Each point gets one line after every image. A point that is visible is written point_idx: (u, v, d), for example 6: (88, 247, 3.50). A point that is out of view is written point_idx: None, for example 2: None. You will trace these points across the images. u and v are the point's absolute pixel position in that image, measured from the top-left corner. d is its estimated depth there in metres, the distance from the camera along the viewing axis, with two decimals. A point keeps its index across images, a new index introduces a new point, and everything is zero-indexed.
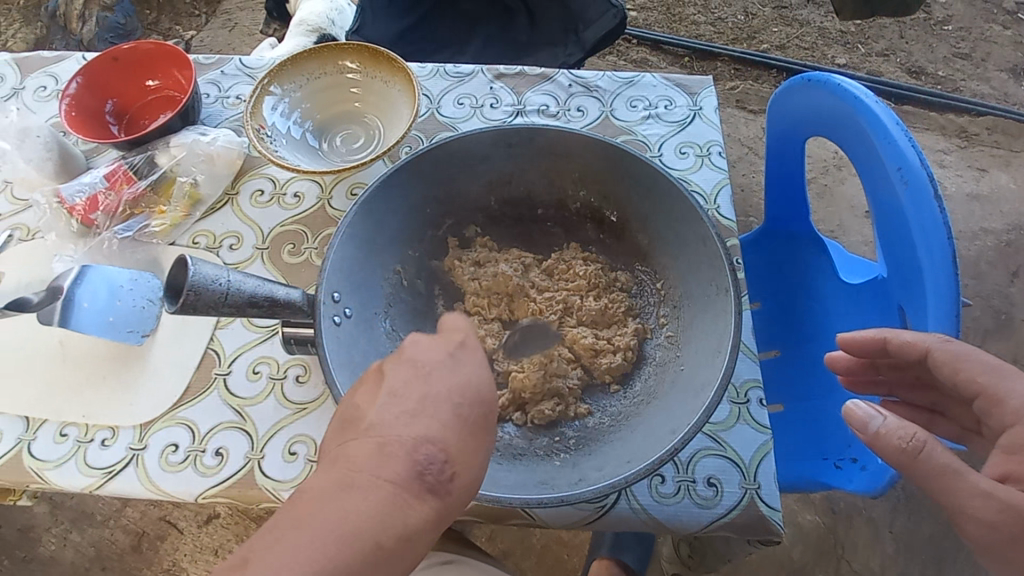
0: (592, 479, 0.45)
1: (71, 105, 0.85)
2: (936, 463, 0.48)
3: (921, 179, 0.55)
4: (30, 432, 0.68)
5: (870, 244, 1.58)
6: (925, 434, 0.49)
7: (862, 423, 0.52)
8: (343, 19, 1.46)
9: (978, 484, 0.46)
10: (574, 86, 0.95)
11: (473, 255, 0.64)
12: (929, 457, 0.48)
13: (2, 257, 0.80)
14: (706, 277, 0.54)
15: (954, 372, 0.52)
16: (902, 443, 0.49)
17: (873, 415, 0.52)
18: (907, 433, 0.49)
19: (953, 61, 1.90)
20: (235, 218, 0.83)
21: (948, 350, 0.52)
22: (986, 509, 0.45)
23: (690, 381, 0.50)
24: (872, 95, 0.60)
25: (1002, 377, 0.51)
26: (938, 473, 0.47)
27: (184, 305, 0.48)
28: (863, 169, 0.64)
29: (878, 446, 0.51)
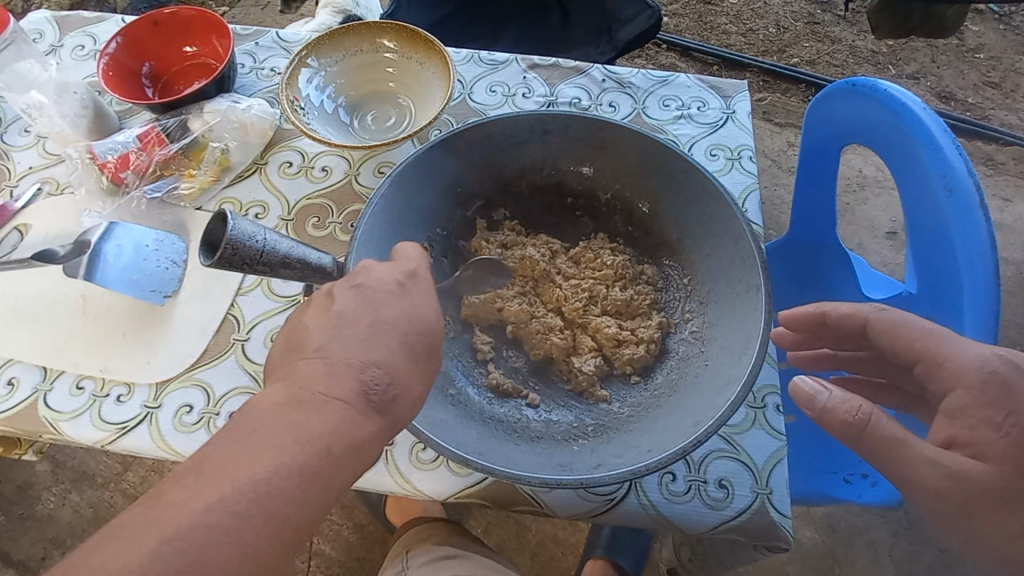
0: (612, 466, 0.44)
1: (108, 64, 0.86)
2: (882, 435, 0.48)
3: (968, 187, 0.55)
4: (47, 382, 0.69)
5: (888, 266, 1.56)
6: (869, 405, 0.49)
7: (809, 398, 0.51)
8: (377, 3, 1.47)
9: (924, 452, 0.47)
10: (607, 81, 0.94)
11: (502, 237, 0.63)
12: (876, 428, 0.48)
13: (32, 211, 0.81)
14: (737, 276, 0.53)
15: (892, 340, 0.54)
16: (849, 417, 0.49)
17: (820, 390, 0.51)
18: (854, 407, 0.49)
19: (984, 89, 1.88)
20: (262, 188, 0.83)
21: (883, 318, 0.55)
22: (932, 477, 0.46)
23: (715, 377, 0.49)
24: (918, 101, 0.60)
25: (942, 340, 0.51)
26: (888, 443, 0.48)
27: (222, 259, 0.49)
28: (899, 177, 0.64)
29: (825, 421, 0.50)
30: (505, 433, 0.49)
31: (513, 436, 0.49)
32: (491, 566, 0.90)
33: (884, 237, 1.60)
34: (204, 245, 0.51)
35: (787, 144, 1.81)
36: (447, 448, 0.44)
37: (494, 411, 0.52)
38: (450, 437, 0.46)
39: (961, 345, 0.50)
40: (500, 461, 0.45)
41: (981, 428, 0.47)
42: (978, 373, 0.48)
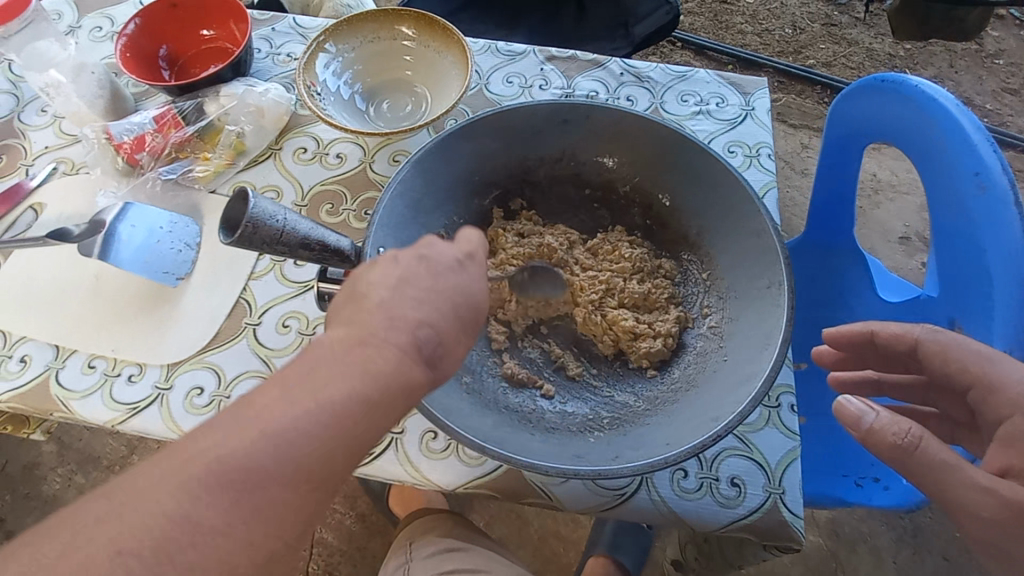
0: (629, 458, 0.44)
1: (126, 45, 0.86)
2: (932, 459, 0.46)
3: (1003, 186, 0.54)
4: (59, 360, 0.69)
5: (900, 271, 1.55)
6: (919, 428, 0.48)
7: (854, 418, 0.50)
8: None
9: (978, 479, 0.45)
10: (625, 75, 0.93)
11: (519, 226, 0.62)
12: (925, 453, 0.47)
13: (47, 189, 0.81)
14: (758, 271, 0.53)
15: (944, 363, 0.54)
16: (897, 438, 0.47)
17: (866, 411, 0.50)
18: (903, 428, 0.48)
19: (1002, 95, 1.85)
20: (277, 173, 0.83)
21: (935, 340, 0.55)
22: (984, 506, 0.45)
23: (734, 372, 0.49)
24: (949, 97, 0.59)
25: (994, 364, 0.51)
26: (936, 470, 0.46)
27: (241, 237, 0.49)
28: (927, 177, 0.63)
29: (871, 442, 0.49)
30: (519, 423, 0.49)
31: (528, 426, 0.49)
32: (493, 562, 0.89)
33: (897, 242, 1.59)
34: (224, 224, 0.50)
35: (801, 146, 1.79)
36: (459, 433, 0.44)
37: (507, 400, 0.52)
38: (466, 424, 0.46)
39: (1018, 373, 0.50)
40: (516, 450, 0.44)
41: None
42: None
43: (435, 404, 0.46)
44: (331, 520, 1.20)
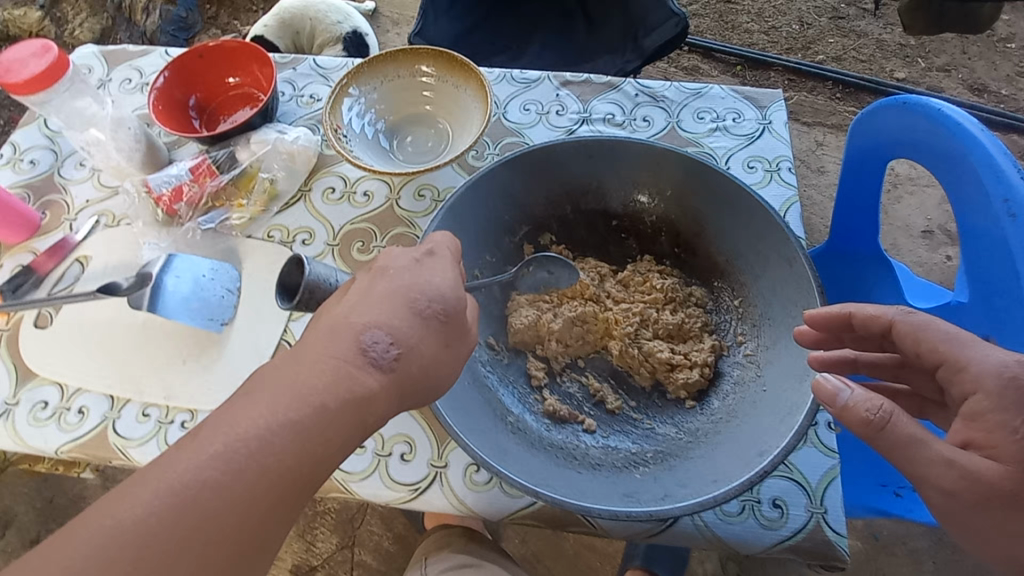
0: (679, 496, 0.45)
1: (158, 97, 0.89)
2: (900, 435, 0.44)
3: None
4: (114, 410, 0.72)
5: (924, 266, 1.53)
6: (892, 404, 0.45)
7: (830, 396, 0.46)
8: (337, 12, 1.41)
9: (941, 452, 0.44)
10: (640, 95, 0.94)
11: (558, 293, 0.62)
12: (895, 428, 0.44)
13: (90, 243, 0.85)
14: (791, 299, 0.54)
15: (915, 343, 0.50)
16: (871, 415, 0.44)
17: (842, 387, 0.46)
18: (876, 405, 0.44)
19: (1018, 79, 1.82)
20: (308, 214, 0.85)
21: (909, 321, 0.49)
22: (946, 477, 0.43)
23: (775, 404, 0.49)
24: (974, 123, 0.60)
25: (965, 345, 0.47)
26: (903, 444, 0.44)
27: (299, 302, 0.53)
28: (954, 197, 0.63)
29: (844, 420, 0.45)
30: (566, 461, 0.50)
31: (573, 464, 0.50)
32: None
33: (919, 236, 1.57)
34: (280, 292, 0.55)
35: (814, 144, 1.78)
36: (513, 478, 0.45)
37: (551, 437, 0.53)
38: (517, 467, 0.47)
39: (983, 351, 0.47)
40: (566, 492, 0.45)
41: (996, 431, 0.44)
42: (997, 379, 0.45)
43: (485, 448, 0.48)
44: (369, 542, 1.23)
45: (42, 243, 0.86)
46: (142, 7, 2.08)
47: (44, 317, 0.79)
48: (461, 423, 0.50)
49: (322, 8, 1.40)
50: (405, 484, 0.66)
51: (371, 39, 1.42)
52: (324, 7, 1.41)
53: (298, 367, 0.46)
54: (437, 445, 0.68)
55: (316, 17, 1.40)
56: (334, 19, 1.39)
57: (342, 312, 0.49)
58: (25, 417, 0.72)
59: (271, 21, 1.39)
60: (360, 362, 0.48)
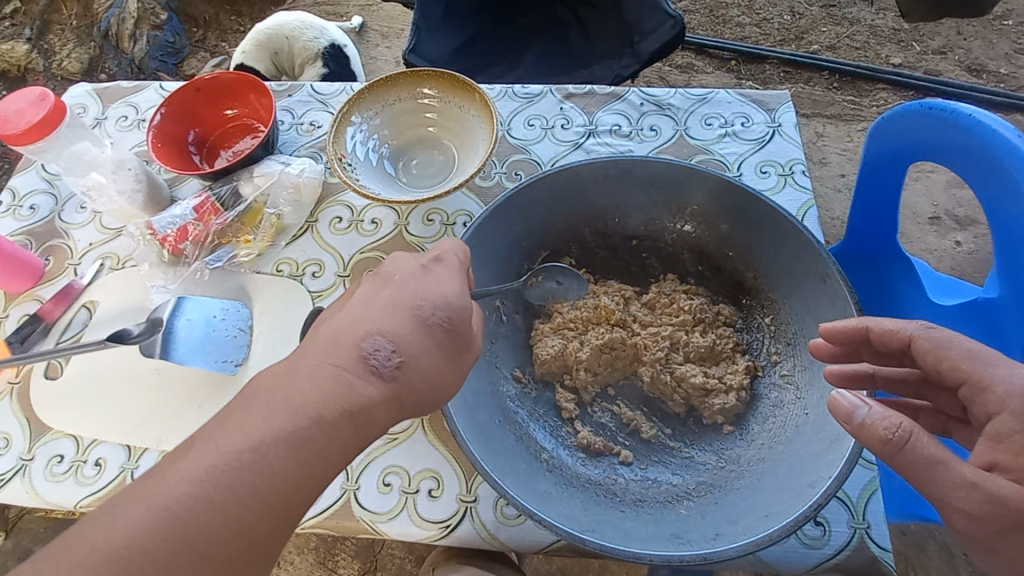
0: (732, 536, 0.43)
1: (157, 135, 0.87)
2: (919, 456, 0.40)
3: None
4: (132, 459, 0.70)
5: (936, 253, 1.51)
6: (912, 423, 0.41)
7: (846, 413, 0.43)
8: (310, 25, 1.35)
9: (963, 474, 0.39)
10: (645, 104, 0.93)
11: (568, 303, 0.62)
12: (913, 449, 0.40)
13: (98, 287, 0.83)
14: (827, 316, 0.52)
15: (935, 361, 0.44)
16: (888, 433, 0.41)
17: (859, 405, 0.43)
18: (893, 423, 0.41)
19: (1016, 58, 1.81)
20: (316, 245, 0.84)
21: (930, 338, 0.45)
22: (969, 500, 0.38)
23: (819, 430, 0.48)
24: (1009, 126, 0.57)
25: (988, 364, 0.42)
26: (920, 467, 0.40)
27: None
28: (990, 201, 0.60)
29: (861, 438, 0.42)
30: (607, 499, 0.49)
31: (615, 502, 0.48)
32: None
33: (927, 223, 1.55)
34: None
35: (815, 135, 1.75)
36: (559, 526, 0.43)
37: (588, 473, 0.51)
38: (560, 512, 0.46)
39: (1009, 370, 0.42)
40: (613, 538, 0.44)
41: None
42: None
43: (525, 493, 0.46)
44: (392, 566, 1.20)
45: (47, 291, 0.84)
46: (128, 34, 2.05)
47: (54, 367, 0.77)
48: (496, 466, 0.48)
49: (296, 25, 1.34)
50: (435, 521, 0.64)
51: (350, 49, 1.36)
52: (296, 23, 1.35)
53: (303, 393, 0.44)
54: (465, 478, 0.67)
55: (291, 36, 1.34)
56: (309, 36, 1.33)
57: (352, 324, 0.49)
58: (42, 472, 0.71)
59: (249, 47, 1.36)
60: (371, 399, 0.46)
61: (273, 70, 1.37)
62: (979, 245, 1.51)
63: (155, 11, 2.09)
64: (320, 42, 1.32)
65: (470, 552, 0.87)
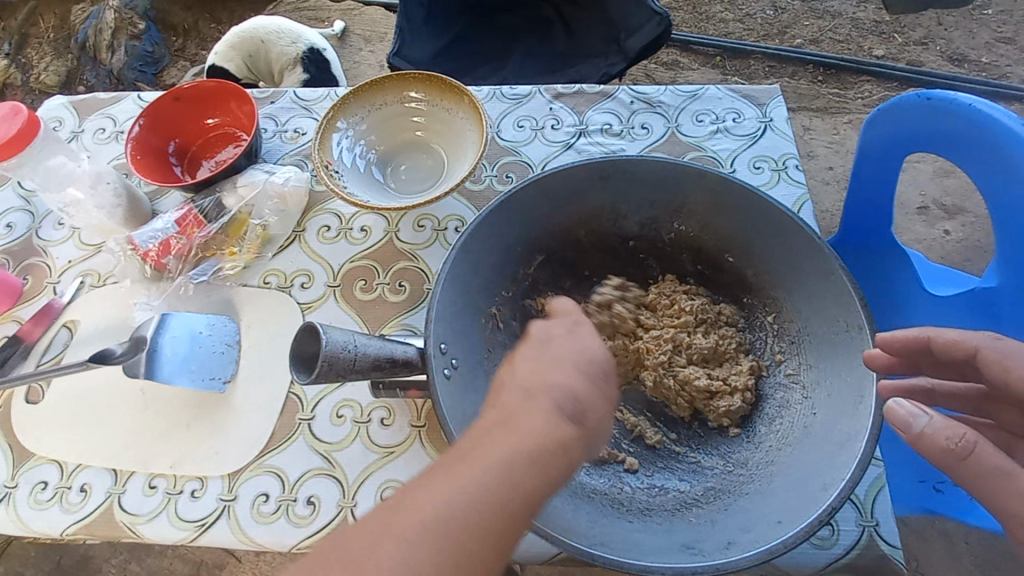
0: (744, 544, 0.42)
1: (135, 147, 0.84)
2: (982, 466, 0.41)
3: None
4: (119, 484, 0.68)
5: (925, 242, 1.52)
6: (976, 433, 0.42)
7: (903, 423, 0.45)
8: (286, 29, 1.32)
9: None
10: (635, 103, 0.92)
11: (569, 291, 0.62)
12: (978, 459, 0.41)
13: (78, 305, 0.80)
14: (831, 314, 0.51)
15: (1005, 372, 0.46)
16: (951, 443, 0.42)
17: (917, 414, 0.44)
18: (956, 434, 0.42)
19: (996, 46, 1.82)
20: (304, 255, 0.82)
21: (996, 348, 0.47)
22: None
23: (828, 431, 0.47)
24: (1006, 112, 0.57)
25: None
26: (987, 477, 0.41)
27: (319, 375, 0.49)
28: (991, 189, 0.60)
29: (922, 447, 0.43)
30: (614, 510, 0.47)
31: (623, 512, 0.47)
32: None
33: (916, 212, 1.56)
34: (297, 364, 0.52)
35: (802, 128, 1.75)
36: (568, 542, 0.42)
37: (594, 482, 0.50)
38: (569, 525, 0.44)
39: None
40: (624, 550, 0.42)
41: None
42: None
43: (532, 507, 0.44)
44: None
45: (26, 310, 0.81)
46: (106, 45, 2.01)
47: (35, 390, 0.75)
48: None
49: (272, 29, 1.31)
50: None
51: (329, 54, 1.33)
52: (273, 28, 1.32)
53: None
54: None
55: (268, 40, 1.31)
56: (286, 41, 1.30)
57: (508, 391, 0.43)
58: (25, 500, 0.68)
59: (223, 48, 1.35)
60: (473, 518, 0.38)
61: (244, 70, 1.35)
62: (968, 233, 1.52)
63: (133, 21, 2.05)
64: (298, 46, 1.29)
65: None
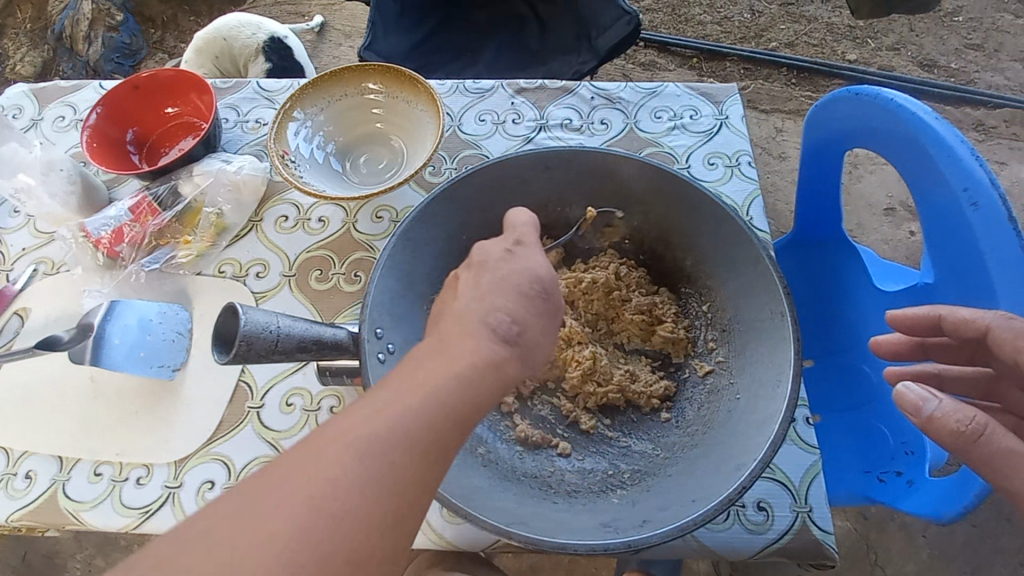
0: (658, 521, 0.43)
1: (91, 135, 0.84)
2: (997, 448, 0.44)
3: (994, 202, 0.53)
4: (64, 471, 0.68)
5: (891, 242, 1.55)
6: (987, 417, 0.45)
7: (914, 406, 0.47)
8: (246, 23, 1.31)
9: None
10: (596, 98, 0.93)
11: None
12: (988, 442, 0.44)
13: (30, 293, 0.80)
14: (758, 301, 0.53)
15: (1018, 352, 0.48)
16: (960, 426, 0.45)
17: (927, 398, 0.47)
18: (967, 416, 0.45)
19: (965, 53, 1.86)
20: (261, 245, 0.82)
21: (1010, 327, 0.49)
22: None
23: (748, 415, 0.49)
24: (929, 111, 0.59)
25: None
26: (1000, 459, 0.44)
27: (237, 355, 0.50)
28: (921, 188, 0.61)
29: (932, 430, 0.46)
30: (541, 492, 0.49)
31: (550, 494, 0.49)
32: None
33: (882, 213, 1.59)
34: (220, 342, 0.52)
35: (774, 130, 1.78)
36: (484, 519, 0.43)
37: (525, 465, 0.52)
38: (490, 506, 0.45)
39: None
40: (543, 529, 0.43)
41: None
42: None
43: (456, 490, 0.45)
44: None
45: None
46: (83, 36, 1.98)
47: None
48: None
49: (233, 24, 1.31)
50: None
51: (292, 40, 1.32)
52: (233, 23, 1.32)
53: None
54: None
55: (229, 36, 1.30)
56: (247, 34, 1.30)
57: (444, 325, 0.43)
58: None
59: (191, 55, 1.34)
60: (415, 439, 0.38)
61: (216, 73, 1.33)
62: None
63: (111, 13, 2.02)
64: (259, 37, 1.29)
65: (429, 556, 0.85)
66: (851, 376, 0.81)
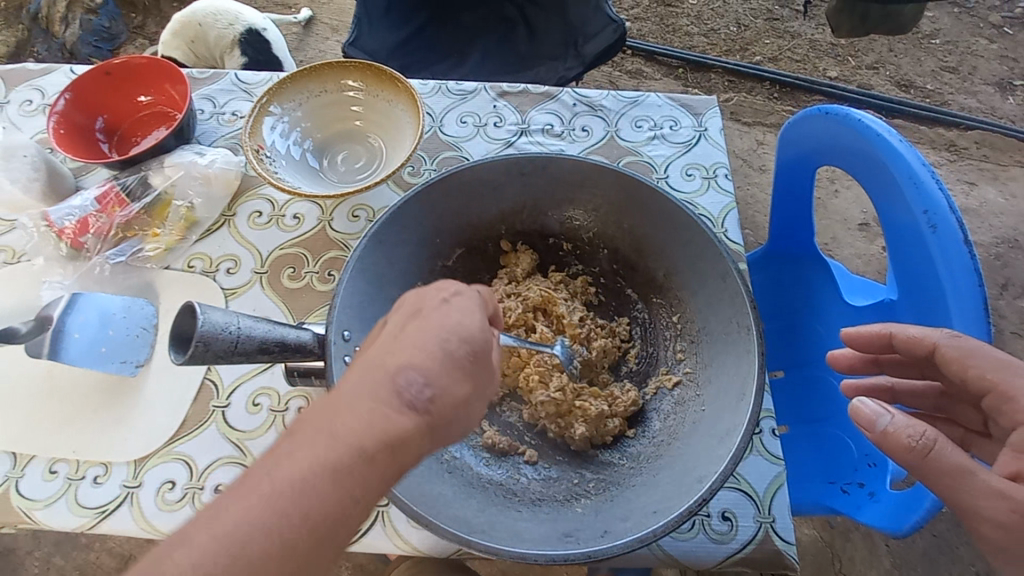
0: (618, 532, 0.44)
1: (59, 122, 0.81)
2: (946, 464, 0.45)
3: (950, 223, 0.54)
4: (18, 469, 0.65)
5: (864, 257, 1.58)
6: (936, 431, 0.46)
7: (869, 421, 0.49)
8: (223, 11, 1.29)
9: (991, 483, 0.43)
10: (578, 105, 0.93)
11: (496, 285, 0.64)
12: (939, 456, 0.45)
13: None
14: (726, 315, 0.53)
15: (962, 368, 0.50)
16: (912, 441, 0.46)
17: (881, 413, 0.48)
18: (918, 431, 0.46)
19: (941, 75, 1.92)
20: (233, 241, 0.80)
21: (954, 346, 0.51)
22: (998, 509, 0.42)
23: (713, 426, 0.49)
24: (893, 132, 0.60)
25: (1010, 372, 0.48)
26: (951, 473, 0.44)
27: (194, 355, 0.49)
28: (887, 206, 0.63)
29: (887, 445, 0.47)
30: (505, 500, 0.48)
31: (513, 502, 0.48)
32: None
33: (857, 228, 1.62)
34: (177, 341, 0.50)
35: (756, 142, 1.81)
36: (441, 527, 0.43)
37: (491, 473, 0.52)
38: (452, 515, 0.44)
39: None
40: (505, 538, 0.43)
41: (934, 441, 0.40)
42: None
43: (417, 497, 0.44)
44: None
45: None
46: (60, 18, 1.92)
47: None
48: None
49: (210, 11, 1.29)
50: None
51: (271, 33, 1.30)
52: (211, 9, 1.29)
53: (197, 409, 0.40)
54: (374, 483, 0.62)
55: (205, 23, 1.28)
56: (224, 23, 1.27)
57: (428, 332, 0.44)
58: None
59: (167, 37, 1.32)
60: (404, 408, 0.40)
61: (189, 58, 1.31)
62: None
63: None
64: (236, 28, 1.27)
65: None
66: (816, 388, 0.83)
